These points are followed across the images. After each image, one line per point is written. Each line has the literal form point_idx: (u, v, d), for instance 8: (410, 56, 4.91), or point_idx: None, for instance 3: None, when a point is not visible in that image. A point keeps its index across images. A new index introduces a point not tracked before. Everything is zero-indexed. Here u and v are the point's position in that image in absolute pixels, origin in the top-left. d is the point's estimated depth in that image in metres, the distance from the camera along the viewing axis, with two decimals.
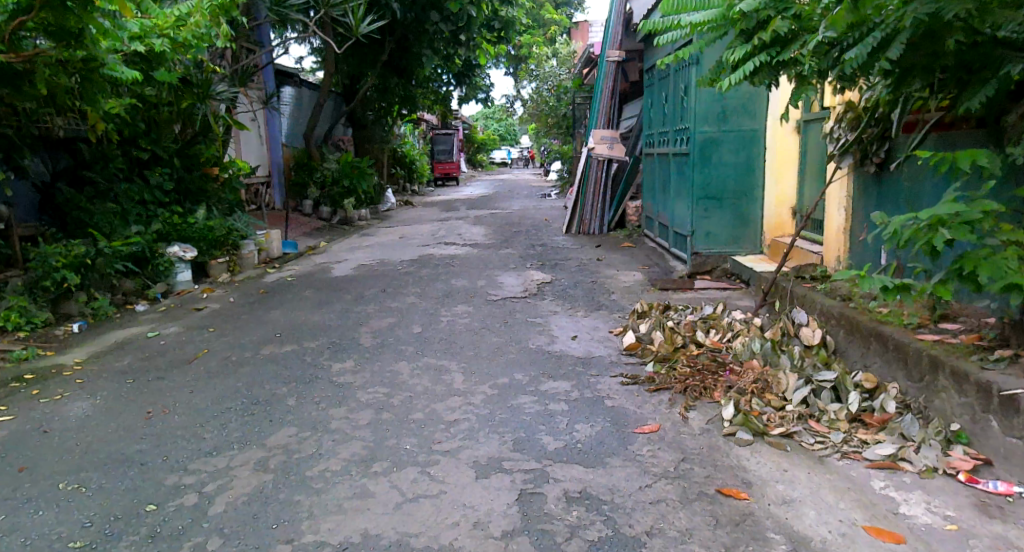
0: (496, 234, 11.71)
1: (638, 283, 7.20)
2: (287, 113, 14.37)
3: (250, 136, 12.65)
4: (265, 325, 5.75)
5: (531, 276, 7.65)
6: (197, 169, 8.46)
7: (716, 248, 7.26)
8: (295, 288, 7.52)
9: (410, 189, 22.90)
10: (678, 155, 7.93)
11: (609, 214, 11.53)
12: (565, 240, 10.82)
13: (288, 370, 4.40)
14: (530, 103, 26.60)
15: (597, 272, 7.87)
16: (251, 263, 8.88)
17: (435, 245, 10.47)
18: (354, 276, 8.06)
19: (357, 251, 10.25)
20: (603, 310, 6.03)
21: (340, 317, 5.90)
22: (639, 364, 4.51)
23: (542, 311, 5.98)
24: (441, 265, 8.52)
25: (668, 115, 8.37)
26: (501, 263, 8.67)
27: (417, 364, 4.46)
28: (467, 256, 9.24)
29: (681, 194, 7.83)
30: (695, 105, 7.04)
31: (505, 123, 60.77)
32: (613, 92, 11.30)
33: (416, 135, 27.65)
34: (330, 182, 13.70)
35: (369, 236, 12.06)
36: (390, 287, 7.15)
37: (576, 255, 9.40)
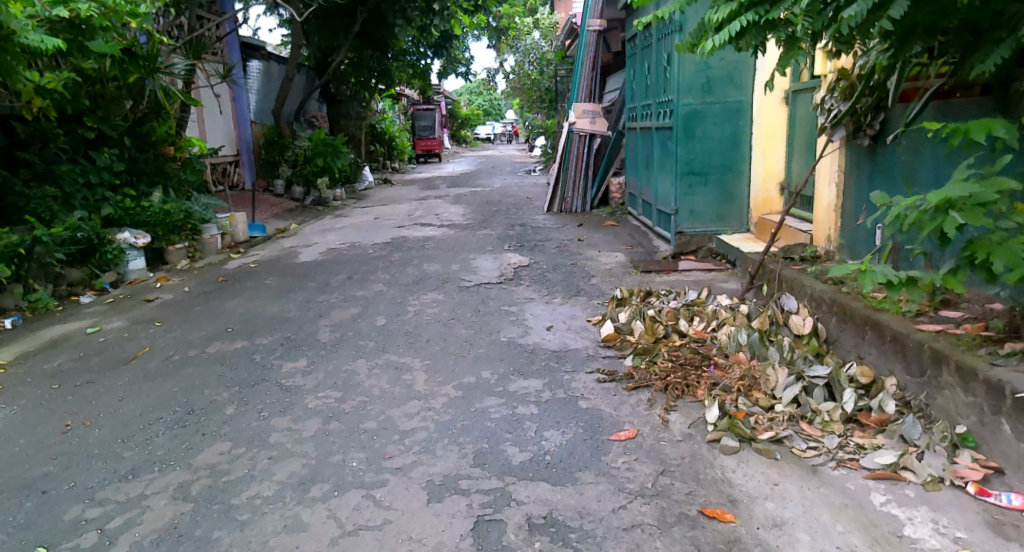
0: (475, 213, 11.30)
1: (620, 266, 6.83)
2: (255, 89, 13.83)
3: (215, 112, 12.14)
4: (217, 319, 5.36)
5: (508, 258, 7.27)
6: (150, 149, 8.28)
7: (700, 227, 6.90)
8: (257, 275, 7.10)
9: (391, 166, 22.38)
10: (661, 129, 7.52)
11: (592, 191, 11.13)
12: (546, 219, 10.43)
13: (233, 373, 4.02)
14: (513, 76, 26.02)
15: (577, 253, 7.50)
16: (213, 249, 8.56)
17: (410, 226, 10.05)
18: (322, 261, 7.65)
19: (329, 233, 9.81)
20: (581, 296, 5.66)
21: (299, 308, 5.52)
22: (618, 357, 4.14)
23: (517, 298, 5.61)
24: (415, 248, 8.11)
25: (651, 85, 7.92)
26: (478, 245, 8.28)
27: (376, 362, 4.10)
28: (443, 238, 8.85)
29: (665, 170, 7.43)
30: (677, 76, 6.61)
31: (489, 97, 59.90)
32: (595, 63, 10.87)
33: (396, 111, 27.04)
34: (303, 160, 13.22)
35: (343, 217, 11.62)
36: (357, 273, 6.76)
37: (557, 235, 9.00)
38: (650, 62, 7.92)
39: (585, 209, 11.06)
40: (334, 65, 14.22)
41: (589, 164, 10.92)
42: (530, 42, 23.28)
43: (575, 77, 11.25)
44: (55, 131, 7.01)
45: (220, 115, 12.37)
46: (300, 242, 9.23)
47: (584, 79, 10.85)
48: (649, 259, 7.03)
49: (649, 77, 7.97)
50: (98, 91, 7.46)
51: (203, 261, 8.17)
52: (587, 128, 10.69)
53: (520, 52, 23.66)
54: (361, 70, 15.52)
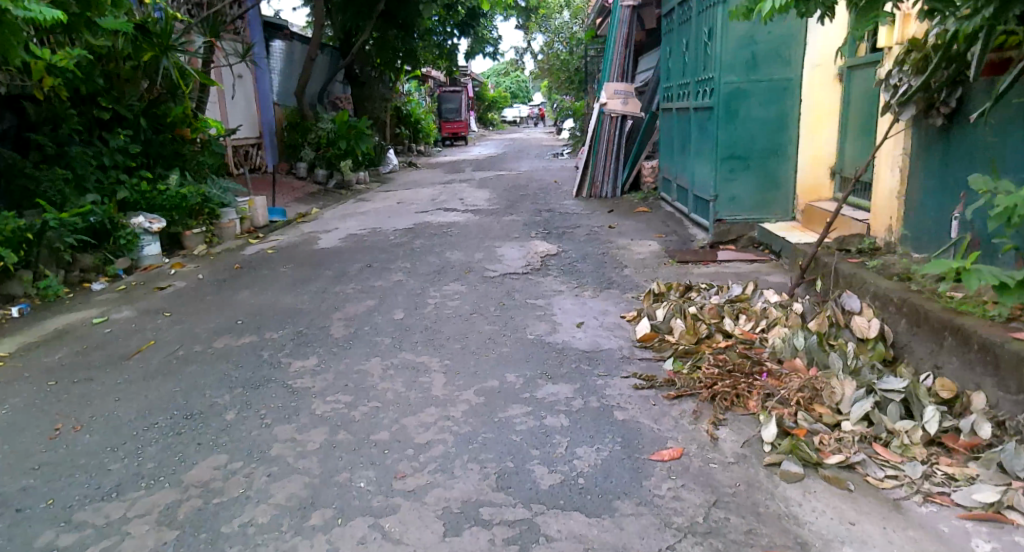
0: (501, 198, 10.93)
1: (654, 256, 6.43)
2: (277, 69, 13.55)
3: (236, 93, 11.90)
4: (227, 311, 5.08)
5: (535, 247, 6.90)
6: (167, 131, 8.05)
7: (741, 215, 6.46)
8: (274, 263, 6.83)
9: (416, 149, 22.08)
10: (699, 109, 7.07)
11: (622, 175, 10.69)
12: (574, 205, 10.03)
13: (238, 372, 3.73)
14: (541, 58, 25.48)
15: (608, 242, 7.10)
16: (231, 234, 8.30)
17: (434, 211, 9.72)
18: (341, 248, 7.36)
19: (350, 219, 9.53)
20: (614, 289, 5.28)
21: (314, 299, 5.21)
22: (656, 359, 3.76)
23: (544, 290, 5.25)
24: (437, 234, 7.79)
25: (690, 63, 7.45)
26: (503, 232, 7.92)
27: (392, 363, 3.77)
28: (467, 224, 8.50)
29: (703, 153, 6.99)
30: (720, 53, 6.15)
31: (516, 80, 59.26)
32: (628, 41, 10.41)
33: (422, 93, 26.68)
34: (326, 143, 12.96)
35: (365, 201, 11.34)
36: (376, 261, 6.45)
37: (586, 222, 8.61)
38: (690, 38, 7.44)
39: (616, 194, 10.64)
40: (358, 45, 13.90)
41: (620, 148, 10.49)
42: (558, 23, 22.78)
43: (607, 56, 10.79)
44: (68, 111, 6.73)
45: (241, 95, 12.13)
46: (320, 227, 8.96)
47: (617, 58, 10.38)
48: (685, 249, 6.61)
49: (687, 54, 7.50)
50: (111, 70, 7.27)
51: (220, 247, 7.93)
52: (619, 109, 10.24)
53: (549, 33, 23.17)
54: (385, 50, 15.18)
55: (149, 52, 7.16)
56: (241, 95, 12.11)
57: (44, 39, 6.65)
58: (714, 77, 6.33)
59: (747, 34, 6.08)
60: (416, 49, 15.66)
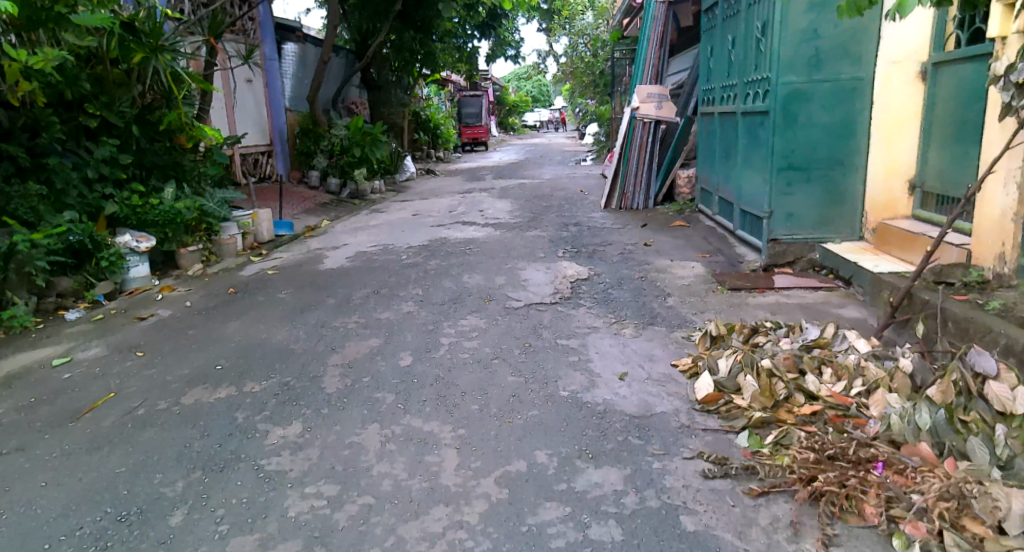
0: (523, 210, 10.18)
1: (699, 281, 5.65)
2: (290, 73, 12.89)
3: (245, 97, 11.29)
4: (209, 348, 4.38)
5: (564, 269, 6.14)
6: (162, 140, 7.39)
7: (799, 234, 5.66)
8: (273, 285, 6.14)
9: (435, 155, 21.41)
10: (749, 114, 6.28)
11: (655, 186, 9.94)
12: (603, 218, 9.27)
13: (202, 442, 3.03)
14: (565, 60, 24.70)
15: (645, 264, 6.33)
16: (232, 251, 7.64)
17: (452, 224, 8.99)
18: (349, 268, 6.66)
19: (362, 233, 8.85)
20: (658, 324, 4.51)
21: (308, 335, 4.50)
22: (722, 427, 2.97)
23: (576, 326, 4.49)
24: (455, 253, 7.06)
25: (737, 63, 6.66)
26: (526, 250, 7.17)
27: (392, 432, 3.05)
28: (487, 241, 7.76)
29: (753, 164, 6.20)
30: (777, 50, 5.36)
31: (537, 83, 58.59)
32: (662, 39, 9.68)
33: (442, 97, 26.03)
34: (339, 150, 12.34)
35: (379, 213, 10.66)
36: (386, 286, 5.73)
37: (617, 238, 7.83)
38: (738, 34, 6.65)
39: (648, 206, 9.88)
40: (374, 48, 13.27)
41: (652, 155, 9.75)
42: (583, 24, 22.04)
43: (638, 58, 10.06)
44: (48, 117, 6.09)
45: (251, 99, 11.51)
46: (329, 243, 8.28)
47: (650, 58, 9.65)
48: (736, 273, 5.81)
49: (734, 52, 6.71)
50: (99, 73, 6.62)
51: (218, 266, 7.26)
52: (653, 115, 9.50)
53: (573, 34, 22.45)
54: (402, 52, 14.54)
55: (138, 54, 6.42)
56: (250, 99, 11.49)
57: (22, 38, 5.99)
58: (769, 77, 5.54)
59: (809, 28, 5.30)
60: (435, 51, 15.00)
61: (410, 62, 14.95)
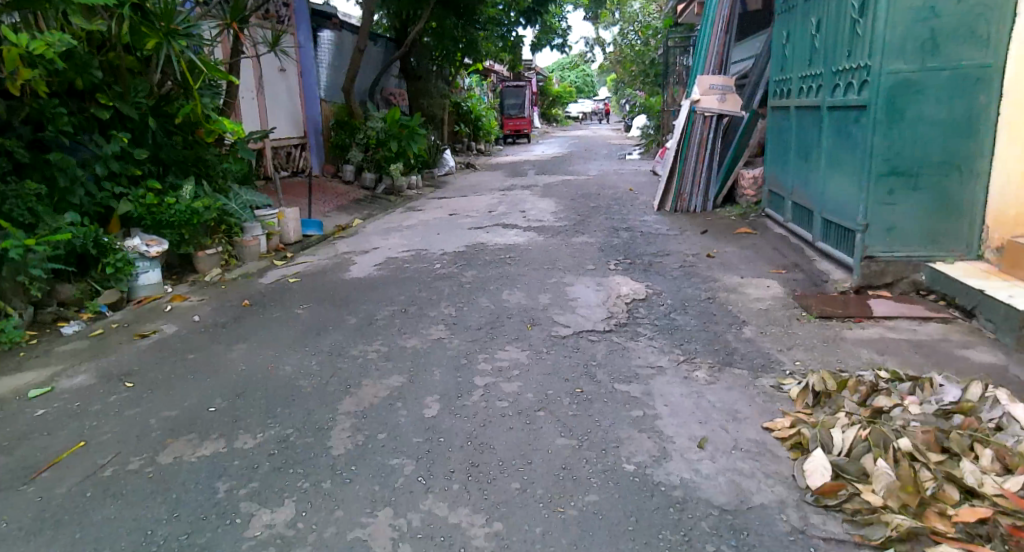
0: (569, 211, 9.42)
1: (778, 307, 4.86)
2: (326, 62, 12.22)
3: (278, 87, 10.65)
4: (207, 375, 3.77)
5: (617, 287, 5.38)
6: (182, 132, 6.74)
7: (900, 251, 5.02)
8: (292, 296, 5.53)
9: (475, 148, 20.77)
10: (841, 109, 5.66)
11: (716, 187, 9.24)
12: (656, 222, 8.47)
13: (169, 528, 2.39)
14: (612, 50, 23.77)
15: (711, 283, 5.56)
16: (254, 253, 6.95)
17: (491, 227, 8.31)
18: (377, 278, 6.02)
19: (395, 235, 8.22)
20: (737, 365, 3.75)
21: (321, 364, 3.86)
22: (851, 536, 2.24)
23: (636, 366, 3.75)
24: (494, 262, 6.37)
25: (828, 52, 6.03)
26: (574, 260, 6.45)
27: (407, 525, 2.36)
28: (530, 248, 7.04)
29: (844, 167, 5.57)
30: (884, 32, 4.75)
31: (582, 74, 57.56)
32: (727, 25, 8.98)
33: (484, 88, 25.34)
34: (376, 143, 11.72)
35: (415, 212, 10.03)
36: (416, 302, 5.06)
37: (674, 247, 7.05)
38: (830, 18, 6.02)
39: (706, 209, 9.21)
40: (413, 36, 12.65)
41: (712, 152, 9.07)
42: (634, 12, 21.07)
43: (700, 46, 9.41)
44: (55, 107, 5.43)
45: (285, 91, 10.90)
46: (359, 245, 7.67)
47: (714, 45, 9.00)
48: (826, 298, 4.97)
49: (826, 40, 6.11)
50: (112, 61, 5.96)
51: (237, 269, 6.60)
52: (715, 107, 8.83)
53: (623, 23, 21.51)
54: (445, 40, 13.90)
55: (151, 39, 5.78)
56: (285, 89, 10.87)
57: (23, 18, 5.31)
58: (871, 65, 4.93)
59: (924, 5, 4.67)
60: (478, 40, 14.32)
61: (453, 50, 14.30)
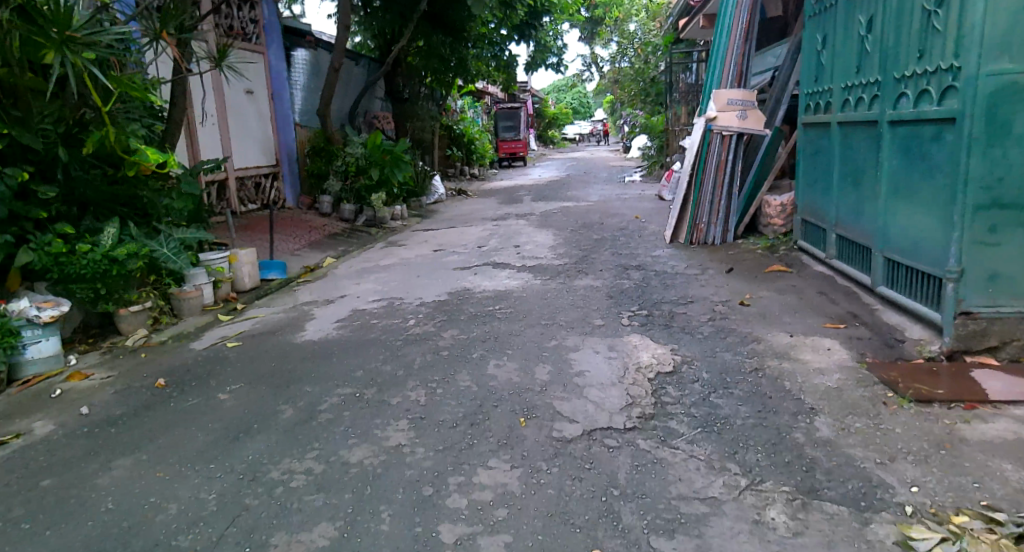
0: (570, 245, 8.28)
1: (852, 386, 3.75)
2: (300, 83, 11.07)
3: (245, 111, 9.52)
4: (62, 518, 2.64)
5: (636, 356, 4.23)
6: (110, 166, 5.55)
7: (1008, 307, 4.05)
8: (224, 365, 4.37)
9: (469, 173, 19.72)
10: (903, 125, 4.73)
11: (735, 217, 8.15)
12: (671, 259, 7.34)
13: None
14: (610, 68, 22.81)
15: (753, 346, 4.43)
16: (195, 308, 5.71)
17: (482, 266, 7.17)
18: (337, 337, 4.86)
19: (369, 277, 7.08)
20: (828, 496, 2.59)
21: (225, 495, 2.70)
22: None
23: (678, 499, 2.59)
24: (482, 316, 5.22)
25: (881, 56, 5.11)
26: (578, 312, 5.32)
27: None
28: (526, 296, 5.89)
29: (914, 196, 4.61)
30: (982, 26, 3.84)
31: (578, 96, 56.87)
32: (748, 31, 7.87)
33: (477, 110, 24.32)
34: (356, 170, 10.60)
35: (397, 247, 8.92)
36: (378, 379, 3.91)
37: (698, 292, 5.93)
38: (883, 16, 5.10)
39: (726, 241, 8.12)
40: (395, 54, 11.60)
41: (731, 177, 8.03)
42: (633, 30, 20.14)
43: (713, 57, 8.35)
44: None
45: (254, 113, 9.74)
46: (326, 291, 6.52)
47: (732, 55, 7.91)
48: (921, 375, 3.87)
49: (881, 41, 5.14)
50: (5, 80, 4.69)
51: (174, 330, 5.38)
52: (734, 125, 7.80)
53: (621, 41, 20.57)
54: (431, 58, 12.85)
55: (47, 51, 4.43)
56: (253, 112, 9.71)
57: None
58: (960, 68, 4.01)
59: None
60: (469, 58, 13.27)
61: (441, 69, 13.25)
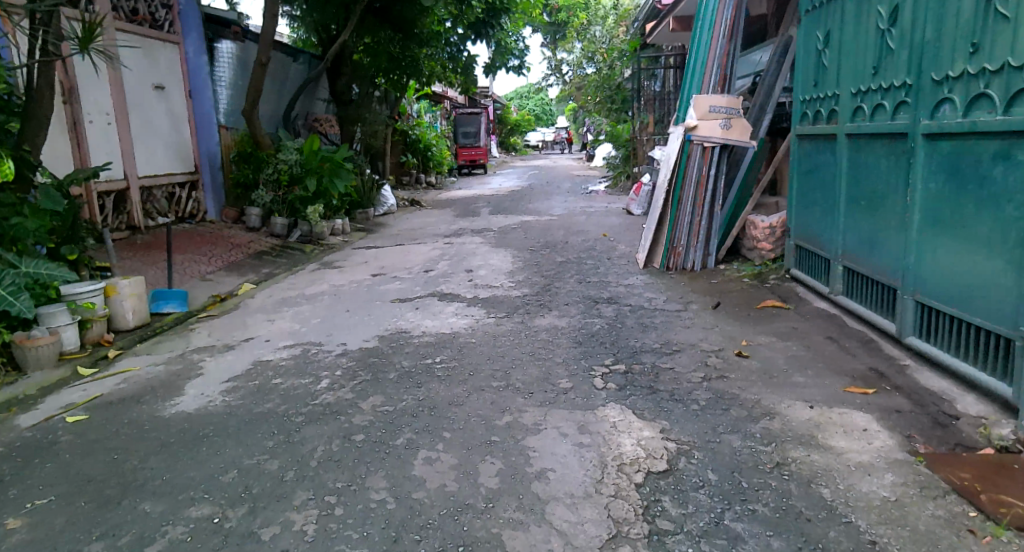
0: (530, 270, 7.20)
1: (917, 501, 2.62)
2: (224, 79, 9.77)
3: (147, 113, 8.22)
4: None
5: (615, 443, 3.16)
6: None
7: None
8: (45, 463, 3.17)
9: (426, 181, 18.59)
10: (945, 138, 3.70)
11: (716, 240, 7.16)
12: (647, 290, 6.30)
13: None
14: (574, 74, 21.91)
15: (767, 425, 3.37)
16: (46, 360, 4.59)
17: (424, 299, 6.04)
18: (221, 409, 3.70)
19: (286, 312, 5.89)
20: None
21: None
22: None
23: None
24: (416, 376, 4.10)
25: (908, 52, 4.06)
26: (539, 368, 4.21)
27: None
28: (473, 341, 4.78)
29: (962, 230, 3.60)
30: None
31: (541, 103, 56.18)
32: (732, 28, 6.87)
33: (435, 115, 23.15)
34: (290, 179, 9.41)
35: (330, 269, 7.77)
36: (252, 492, 2.80)
37: (683, 337, 4.86)
38: (908, 2, 4.04)
39: (706, 266, 7.15)
40: (335, 51, 10.40)
41: (713, 194, 7.04)
42: (597, 35, 19.26)
43: (693, 58, 7.32)
44: None
45: (164, 112, 8.56)
46: (228, 333, 5.33)
47: (713, 57, 6.86)
48: (1002, 475, 2.76)
49: (904, 34, 4.11)
50: None
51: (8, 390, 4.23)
52: (716, 137, 6.80)
53: (584, 46, 19.66)
54: (379, 57, 11.68)
55: None
56: (163, 111, 8.54)
57: None
58: None
59: None
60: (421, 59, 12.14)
61: (390, 69, 12.07)
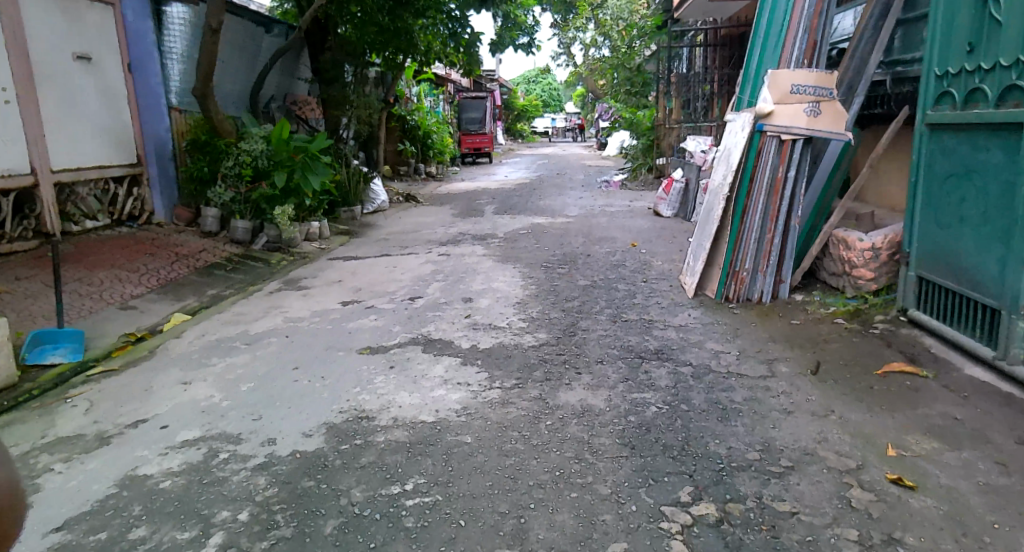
0: (547, 299, 5.52)
1: None
2: (180, 51, 8.05)
3: (66, 89, 6.59)
4: None
5: None
6: None
7: None
8: None
9: (424, 171, 16.87)
10: None
11: (790, 264, 5.43)
12: (710, 336, 4.62)
13: None
14: (587, 54, 20.11)
15: None
16: None
17: (405, 349, 4.37)
18: None
19: (211, 368, 4.23)
20: None
21: None
22: None
23: None
24: (372, 533, 2.45)
25: None
26: (574, 514, 2.55)
27: None
28: (464, 440, 3.11)
29: None
30: None
31: (549, 89, 54.25)
32: None
33: (437, 99, 21.35)
34: (254, 174, 7.74)
35: (292, 292, 6.11)
36: None
37: (788, 434, 3.18)
38: None
39: (778, 296, 5.45)
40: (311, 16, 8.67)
41: (789, 204, 5.33)
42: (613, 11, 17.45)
43: (770, 23, 5.61)
44: None
45: (94, 90, 6.92)
46: (116, 409, 3.67)
47: (799, 16, 5.14)
48: None
49: None
50: None
51: None
52: (800, 127, 5.10)
53: (599, 23, 17.84)
54: (367, 29, 9.95)
55: None
56: (92, 88, 6.89)
57: None
58: None
59: None
60: (417, 33, 10.29)
61: (382, 43, 10.31)
